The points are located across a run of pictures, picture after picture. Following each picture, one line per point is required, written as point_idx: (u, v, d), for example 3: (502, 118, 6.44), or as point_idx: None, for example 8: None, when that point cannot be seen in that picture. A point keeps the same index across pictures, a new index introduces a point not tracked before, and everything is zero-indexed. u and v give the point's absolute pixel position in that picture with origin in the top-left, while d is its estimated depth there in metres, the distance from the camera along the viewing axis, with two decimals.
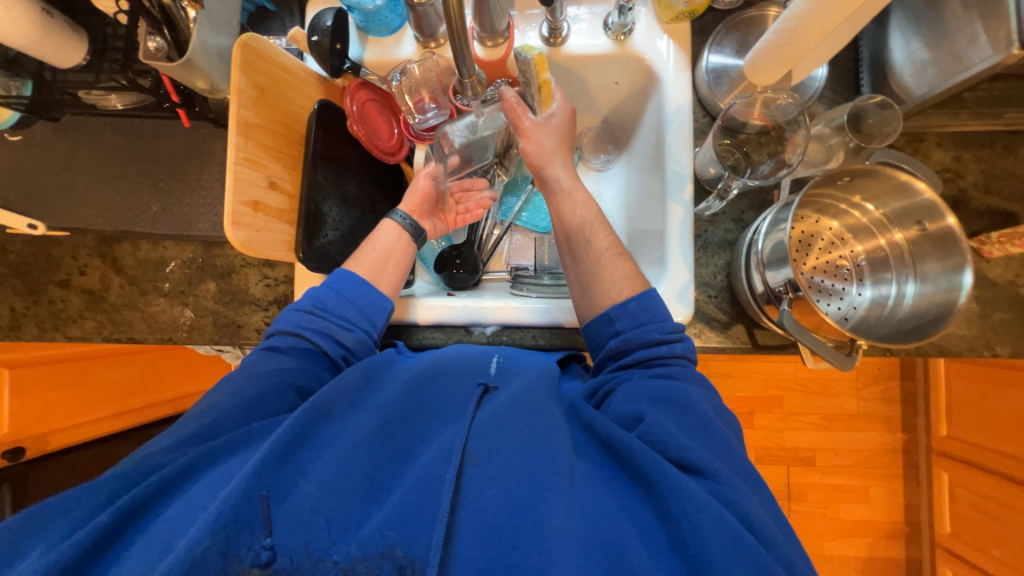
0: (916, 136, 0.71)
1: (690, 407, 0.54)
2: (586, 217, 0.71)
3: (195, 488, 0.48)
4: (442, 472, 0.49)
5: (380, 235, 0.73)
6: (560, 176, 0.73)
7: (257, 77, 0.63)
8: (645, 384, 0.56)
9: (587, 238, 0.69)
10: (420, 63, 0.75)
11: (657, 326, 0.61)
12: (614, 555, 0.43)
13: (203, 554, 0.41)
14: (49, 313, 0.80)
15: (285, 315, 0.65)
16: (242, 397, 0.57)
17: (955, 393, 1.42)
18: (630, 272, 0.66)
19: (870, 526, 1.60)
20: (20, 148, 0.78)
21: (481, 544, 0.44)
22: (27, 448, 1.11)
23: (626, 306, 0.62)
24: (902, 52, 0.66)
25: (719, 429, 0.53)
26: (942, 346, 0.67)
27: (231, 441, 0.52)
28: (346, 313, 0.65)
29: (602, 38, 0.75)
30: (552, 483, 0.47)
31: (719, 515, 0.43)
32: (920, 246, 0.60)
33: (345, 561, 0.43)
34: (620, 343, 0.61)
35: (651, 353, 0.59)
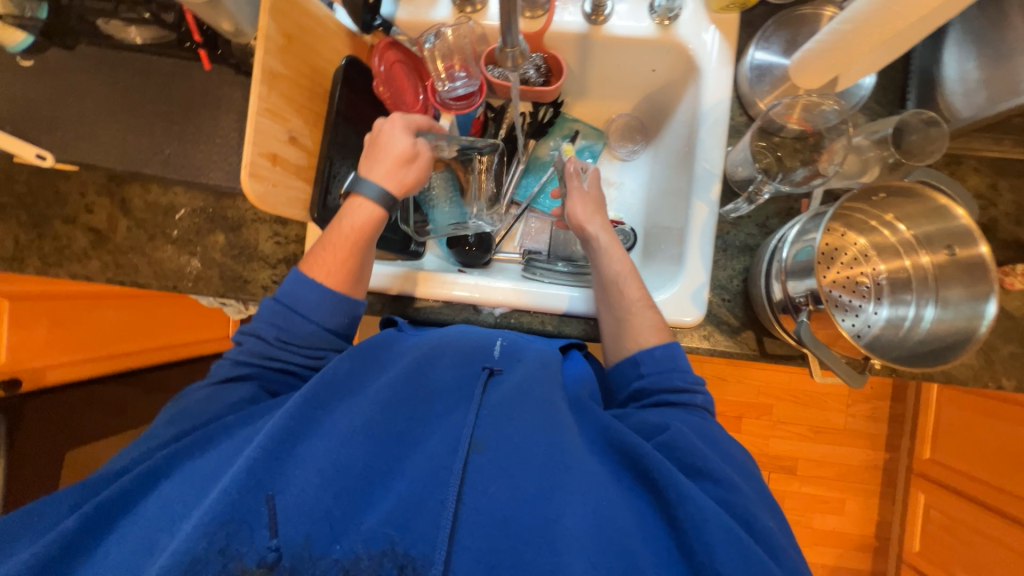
0: (955, 158, 0.69)
1: (714, 439, 0.54)
2: (620, 270, 0.67)
3: (172, 484, 0.49)
4: (449, 466, 0.48)
5: (349, 215, 0.64)
6: (597, 231, 0.71)
7: (286, 25, 0.60)
8: (662, 411, 0.56)
9: (622, 289, 0.66)
10: (455, 27, 0.71)
11: (680, 373, 0.59)
12: (623, 558, 0.43)
13: (202, 554, 0.40)
14: (53, 248, 0.78)
15: (247, 344, 0.60)
16: (227, 399, 0.57)
17: (945, 419, 1.44)
18: (659, 323, 0.64)
19: (841, 537, 1.63)
20: (32, 74, 0.75)
21: (489, 537, 0.44)
22: (23, 379, 1.06)
23: (651, 352, 0.60)
24: (954, 70, 0.63)
25: (735, 457, 0.54)
26: (949, 374, 0.67)
27: (220, 428, 0.54)
28: (315, 342, 0.61)
29: (646, 22, 0.72)
30: (562, 481, 0.47)
31: (726, 524, 0.43)
32: (946, 271, 0.59)
33: (346, 558, 0.43)
34: (641, 387, 0.59)
35: (672, 399, 0.57)
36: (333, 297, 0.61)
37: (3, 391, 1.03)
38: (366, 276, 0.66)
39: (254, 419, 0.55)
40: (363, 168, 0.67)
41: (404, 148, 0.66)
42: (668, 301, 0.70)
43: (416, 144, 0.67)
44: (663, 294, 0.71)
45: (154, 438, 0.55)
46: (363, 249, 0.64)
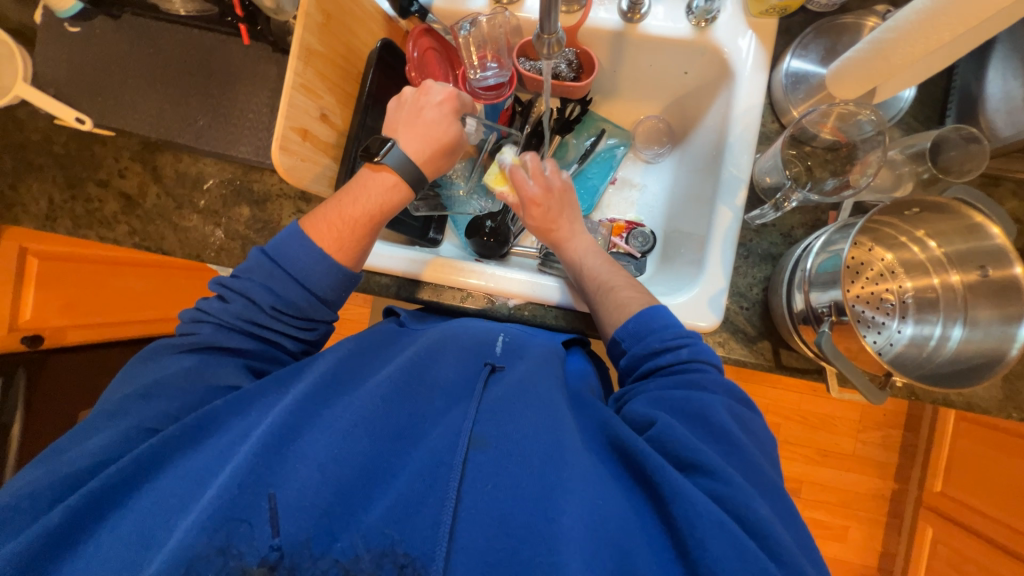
0: (993, 179, 0.67)
1: (707, 418, 0.51)
2: (586, 262, 0.71)
3: (165, 479, 0.47)
4: (449, 461, 0.47)
5: (370, 188, 0.63)
6: (565, 230, 0.73)
7: (326, 3, 0.61)
8: (660, 395, 0.54)
9: (595, 277, 0.68)
10: (489, 17, 0.72)
11: (656, 336, 0.59)
12: (621, 558, 0.42)
13: (202, 552, 0.40)
14: (85, 210, 0.81)
15: (233, 306, 0.58)
16: (209, 380, 0.55)
17: (959, 452, 1.39)
18: (625, 298, 0.64)
19: (842, 565, 1.59)
20: (78, 40, 0.77)
21: (489, 538, 0.43)
22: (46, 337, 1.09)
23: (626, 326, 0.61)
24: (998, 88, 0.62)
25: (739, 443, 0.49)
26: (971, 401, 0.65)
27: (211, 415, 0.51)
28: (311, 314, 0.61)
29: (682, 23, 0.72)
30: (562, 479, 0.46)
31: (719, 520, 0.42)
32: (977, 292, 0.57)
33: (345, 558, 0.42)
34: (629, 362, 0.60)
35: (656, 369, 0.57)
36: (341, 273, 0.61)
37: (27, 346, 1.05)
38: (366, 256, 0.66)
39: (246, 406, 0.52)
40: (396, 135, 0.65)
41: (452, 135, 0.66)
42: (686, 304, 0.69)
43: (462, 134, 0.68)
44: (681, 297, 0.70)
45: (128, 416, 0.52)
46: (379, 230, 0.64)
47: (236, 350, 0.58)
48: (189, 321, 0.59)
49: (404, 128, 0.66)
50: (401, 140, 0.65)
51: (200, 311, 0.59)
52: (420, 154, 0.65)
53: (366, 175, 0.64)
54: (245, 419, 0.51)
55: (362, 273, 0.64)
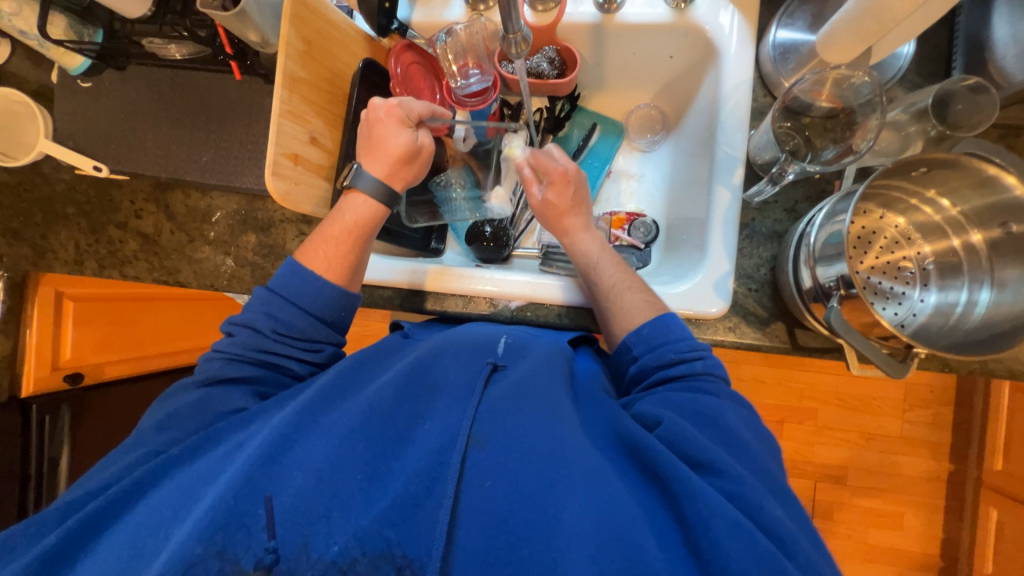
0: (1013, 130, 0.62)
1: (716, 420, 0.51)
2: (598, 259, 0.69)
3: (167, 487, 0.49)
4: (447, 460, 0.47)
5: (349, 207, 0.66)
6: (575, 224, 0.73)
7: (305, 31, 0.63)
8: (671, 398, 0.54)
9: (601, 275, 0.68)
10: (466, 25, 0.73)
11: (672, 345, 0.58)
12: (628, 552, 0.41)
13: (200, 557, 0.41)
14: (108, 252, 0.86)
15: (239, 337, 0.61)
16: (217, 407, 0.57)
17: (1016, 425, 1.29)
18: (642, 298, 0.64)
19: (900, 555, 1.48)
20: (90, 93, 0.83)
21: (487, 536, 0.43)
22: (86, 373, 1.17)
23: (639, 331, 0.60)
24: (1005, 31, 0.58)
25: (748, 446, 0.50)
26: (1013, 368, 0.61)
27: (212, 435, 0.53)
28: (313, 334, 0.63)
29: (661, 7, 0.71)
30: (561, 476, 0.45)
31: (733, 518, 0.41)
32: (1001, 249, 0.53)
33: (341, 560, 0.42)
34: (638, 371, 0.59)
35: (672, 375, 0.56)
36: (338, 289, 0.63)
37: (71, 384, 1.13)
38: (361, 271, 0.67)
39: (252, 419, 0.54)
40: (362, 160, 0.67)
41: (405, 143, 0.66)
42: (690, 292, 0.67)
43: (416, 138, 0.67)
44: (685, 284, 0.68)
45: (141, 443, 0.55)
46: (362, 242, 0.65)
47: (242, 380, 0.60)
48: (202, 360, 0.61)
49: (365, 151, 0.67)
50: (364, 163, 0.67)
51: (212, 350, 0.62)
52: (385, 169, 0.66)
53: (342, 200, 0.67)
54: (242, 432, 0.52)
55: (359, 292, 0.66)
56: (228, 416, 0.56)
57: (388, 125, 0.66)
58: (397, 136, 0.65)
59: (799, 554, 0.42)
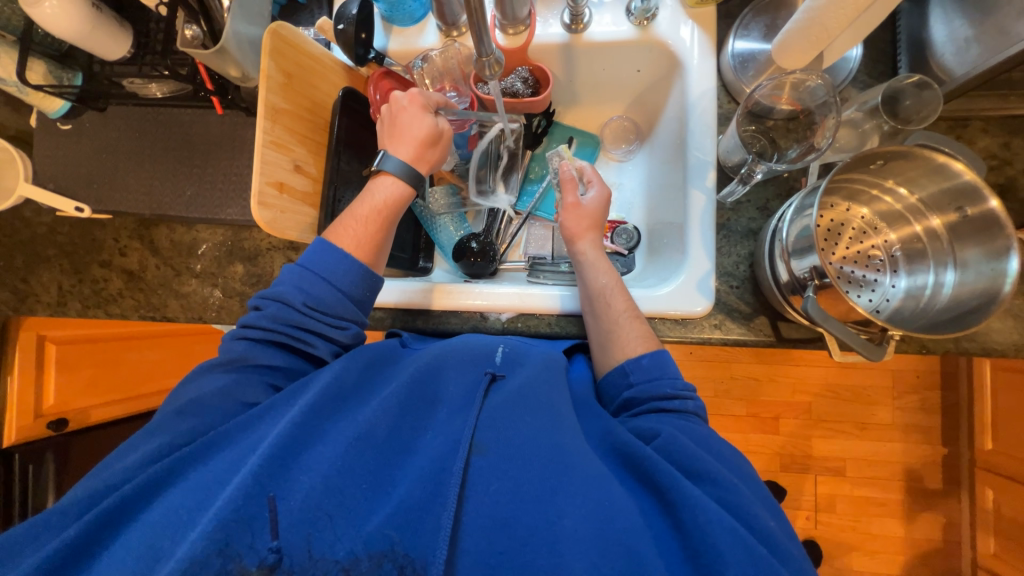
0: (959, 121, 0.67)
1: (705, 441, 0.53)
2: (607, 284, 0.67)
3: (176, 490, 0.48)
4: (449, 467, 0.48)
5: (378, 188, 0.68)
6: (584, 249, 0.71)
7: (285, 64, 0.65)
8: (663, 420, 0.54)
9: (605, 302, 0.65)
10: (441, 51, 0.76)
11: (669, 381, 0.58)
12: (628, 557, 0.42)
13: (205, 555, 0.41)
14: (92, 291, 0.85)
15: (270, 310, 0.60)
16: (238, 399, 0.56)
17: (1001, 404, 1.33)
18: (646, 331, 0.63)
19: (905, 543, 1.49)
20: (70, 135, 0.83)
21: (489, 537, 0.44)
22: (70, 419, 1.15)
23: (639, 361, 0.60)
24: (943, 31, 0.62)
25: (733, 461, 0.52)
26: (985, 345, 0.63)
27: (224, 433, 0.52)
28: (340, 311, 0.62)
29: (625, 25, 0.75)
30: (563, 483, 0.46)
31: (731, 526, 0.43)
32: (961, 231, 0.56)
33: (346, 559, 0.43)
34: (630, 396, 0.59)
35: (666, 406, 0.56)
36: (364, 270, 0.63)
37: (53, 431, 1.11)
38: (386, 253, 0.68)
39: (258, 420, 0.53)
40: (387, 145, 0.69)
41: (430, 128, 0.68)
42: (674, 293, 0.69)
43: (440, 124, 0.69)
44: (669, 286, 0.70)
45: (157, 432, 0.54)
46: (390, 224, 0.67)
47: (267, 365, 0.59)
48: (229, 339, 0.61)
49: (388, 138, 0.69)
50: (390, 148, 0.68)
51: (240, 328, 0.61)
52: (412, 152, 0.68)
53: (370, 184, 0.69)
54: (253, 434, 0.52)
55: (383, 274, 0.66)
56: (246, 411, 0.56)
57: (414, 110, 0.68)
58: (421, 119, 0.67)
59: (786, 554, 0.45)
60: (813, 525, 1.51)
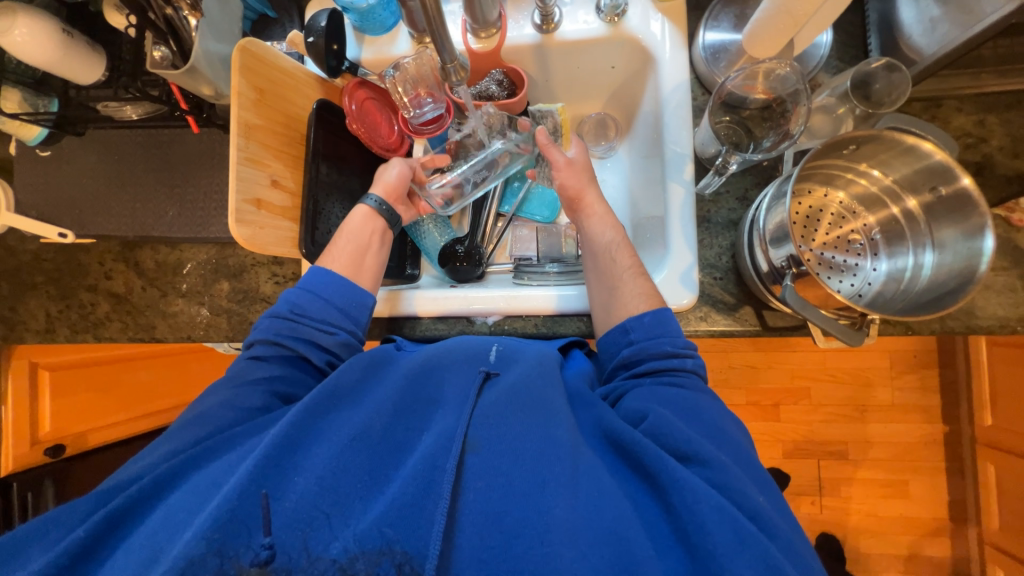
0: (933, 101, 0.67)
1: (699, 412, 0.53)
2: (613, 239, 0.70)
3: (178, 493, 0.48)
4: (443, 464, 0.47)
5: (349, 223, 0.72)
6: (594, 203, 0.74)
7: (256, 80, 0.65)
8: (657, 390, 0.55)
9: (611, 257, 0.68)
10: (414, 58, 0.76)
11: (671, 338, 0.59)
12: (618, 545, 0.42)
13: (200, 555, 0.41)
14: (80, 316, 0.85)
15: (264, 325, 0.63)
16: (237, 405, 0.56)
17: (999, 379, 1.33)
18: (649, 289, 0.64)
19: (911, 523, 1.49)
20: (50, 162, 0.83)
21: (482, 533, 0.44)
22: (68, 444, 1.15)
23: (641, 320, 0.61)
24: (912, 14, 0.62)
25: (729, 434, 0.52)
26: (970, 323, 0.63)
27: (230, 437, 0.53)
28: (324, 316, 0.63)
29: (595, 22, 0.75)
30: (553, 473, 0.46)
31: (718, 503, 0.43)
32: (937, 212, 0.57)
33: (343, 558, 0.42)
34: (632, 353, 0.60)
35: (662, 365, 0.57)
36: (344, 282, 0.65)
37: (50, 457, 1.11)
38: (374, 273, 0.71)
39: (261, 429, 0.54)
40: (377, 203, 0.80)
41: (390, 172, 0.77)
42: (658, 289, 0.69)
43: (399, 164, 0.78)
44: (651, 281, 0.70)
45: (165, 441, 0.54)
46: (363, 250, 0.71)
47: (265, 379, 0.59)
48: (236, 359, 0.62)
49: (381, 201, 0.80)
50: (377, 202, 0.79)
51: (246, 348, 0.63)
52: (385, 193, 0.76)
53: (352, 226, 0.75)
54: (255, 440, 0.52)
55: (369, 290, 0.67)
56: (248, 416, 0.56)
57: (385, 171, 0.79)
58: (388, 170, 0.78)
59: (779, 535, 0.45)
60: (817, 510, 1.51)
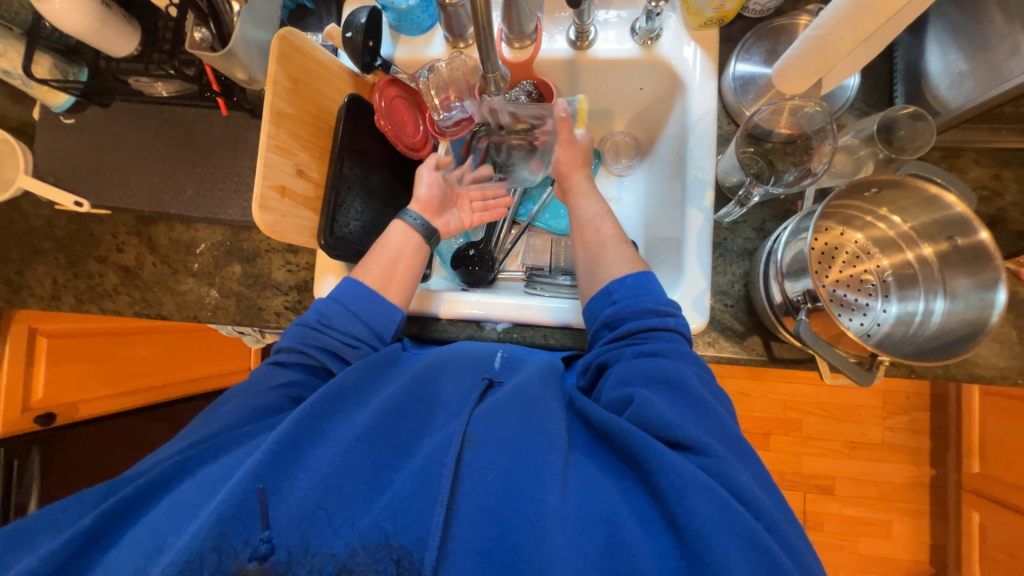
0: (953, 152, 0.68)
1: (681, 383, 0.52)
2: (597, 210, 0.73)
3: (181, 486, 0.48)
4: (442, 459, 0.48)
5: (389, 239, 0.72)
6: (579, 180, 0.76)
7: (291, 69, 0.66)
8: (639, 365, 0.54)
9: (594, 227, 0.71)
10: (448, 62, 0.77)
11: (651, 297, 0.60)
12: (609, 535, 0.43)
13: (201, 550, 0.41)
14: (87, 286, 0.84)
15: (292, 331, 0.63)
16: (247, 404, 0.56)
17: (989, 427, 1.34)
18: (632, 256, 0.67)
19: (891, 563, 1.50)
20: (73, 130, 0.83)
21: (479, 528, 0.44)
22: (58, 415, 1.12)
23: (623, 281, 0.62)
24: (939, 64, 0.64)
25: (711, 406, 0.52)
26: (973, 372, 0.64)
27: (235, 436, 0.53)
28: (351, 329, 0.62)
29: (629, 44, 0.76)
30: (547, 468, 0.47)
31: (707, 486, 0.43)
32: (951, 261, 0.58)
33: (342, 554, 0.43)
34: (614, 313, 0.60)
35: (641, 326, 0.58)
36: (379, 300, 0.65)
37: (41, 425, 1.08)
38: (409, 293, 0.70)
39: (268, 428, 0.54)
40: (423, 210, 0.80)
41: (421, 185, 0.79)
42: None
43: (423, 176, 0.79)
44: None
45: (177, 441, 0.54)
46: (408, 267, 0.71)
47: (285, 383, 0.59)
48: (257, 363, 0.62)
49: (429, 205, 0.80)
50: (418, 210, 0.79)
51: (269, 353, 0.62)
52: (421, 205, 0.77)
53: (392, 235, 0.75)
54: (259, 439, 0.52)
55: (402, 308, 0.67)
56: (254, 415, 0.56)
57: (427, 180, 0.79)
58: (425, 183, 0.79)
59: (767, 515, 0.44)
60: None
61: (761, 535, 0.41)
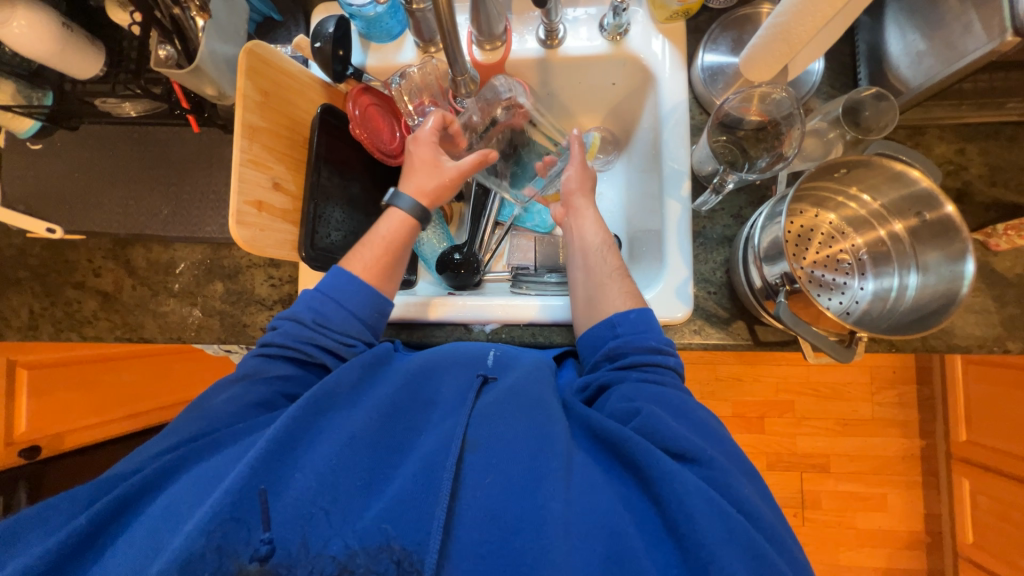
0: (918, 129, 0.70)
1: (684, 411, 0.53)
2: (602, 240, 0.69)
3: (176, 487, 0.48)
4: (442, 462, 0.48)
5: (382, 223, 0.69)
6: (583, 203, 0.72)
7: (261, 83, 0.65)
8: (645, 387, 0.54)
9: (602, 256, 0.68)
10: (420, 67, 0.77)
11: (655, 334, 0.59)
12: (611, 540, 0.43)
13: (199, 552, 0.40)
14: (65, 314, 0.83)
15: (283, 328, 0.60)
16: (241, 401, 0.56)
17: (973, 395, 1.37)
18: (633, 289, 0.64)
19: (889, 536, 1.53)
20: (40, 155, 0.82)
21: (483, 530, 0.44)
22: (44, 446, 1.14)
23: (628, 315, 0.60)
24: (899, 45, 0.65)
25: (714, 430, 0.53)
26: (951, 342, 0.66)
27: (231, 433, 0.52)
28: (346, 329, 0.61)
29: (599, 40, 0.77)
30: (551, 469, 0.46)
31: (708, 497, 0.43)
32: (921, 236, 0.60)
33: (342, 556, 0.42)
34: (617, 347, 0.58)
35: (647, 359, 0.56)
36: (375, 294, 0.64)
37: (25, 458, 1.10)
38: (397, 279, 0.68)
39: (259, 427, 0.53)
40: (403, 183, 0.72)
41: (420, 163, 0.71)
42: (653, 302, 0.70)
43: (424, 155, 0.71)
44: (647, 294, 0.71)
45: (171, 432, 0.54)
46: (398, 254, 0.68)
47: (282, 377, 0.58)
48: (246, 356, 0.61)
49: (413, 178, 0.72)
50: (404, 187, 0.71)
51: (259, 345, 0.61)
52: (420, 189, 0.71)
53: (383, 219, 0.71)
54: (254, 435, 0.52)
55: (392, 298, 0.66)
56: (247, 415, 0.55)
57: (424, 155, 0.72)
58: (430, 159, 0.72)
59: (766, 526, 0.45)
60: (800, 522, 1.53)
61: (759, 543, 0.42)
